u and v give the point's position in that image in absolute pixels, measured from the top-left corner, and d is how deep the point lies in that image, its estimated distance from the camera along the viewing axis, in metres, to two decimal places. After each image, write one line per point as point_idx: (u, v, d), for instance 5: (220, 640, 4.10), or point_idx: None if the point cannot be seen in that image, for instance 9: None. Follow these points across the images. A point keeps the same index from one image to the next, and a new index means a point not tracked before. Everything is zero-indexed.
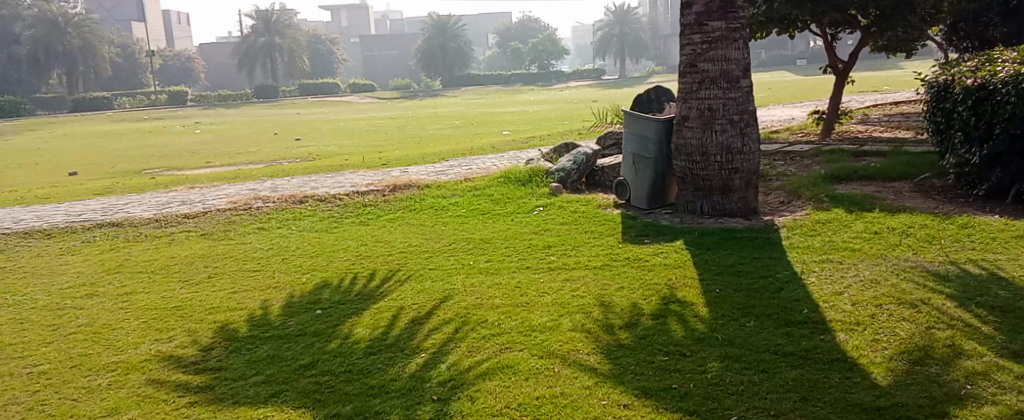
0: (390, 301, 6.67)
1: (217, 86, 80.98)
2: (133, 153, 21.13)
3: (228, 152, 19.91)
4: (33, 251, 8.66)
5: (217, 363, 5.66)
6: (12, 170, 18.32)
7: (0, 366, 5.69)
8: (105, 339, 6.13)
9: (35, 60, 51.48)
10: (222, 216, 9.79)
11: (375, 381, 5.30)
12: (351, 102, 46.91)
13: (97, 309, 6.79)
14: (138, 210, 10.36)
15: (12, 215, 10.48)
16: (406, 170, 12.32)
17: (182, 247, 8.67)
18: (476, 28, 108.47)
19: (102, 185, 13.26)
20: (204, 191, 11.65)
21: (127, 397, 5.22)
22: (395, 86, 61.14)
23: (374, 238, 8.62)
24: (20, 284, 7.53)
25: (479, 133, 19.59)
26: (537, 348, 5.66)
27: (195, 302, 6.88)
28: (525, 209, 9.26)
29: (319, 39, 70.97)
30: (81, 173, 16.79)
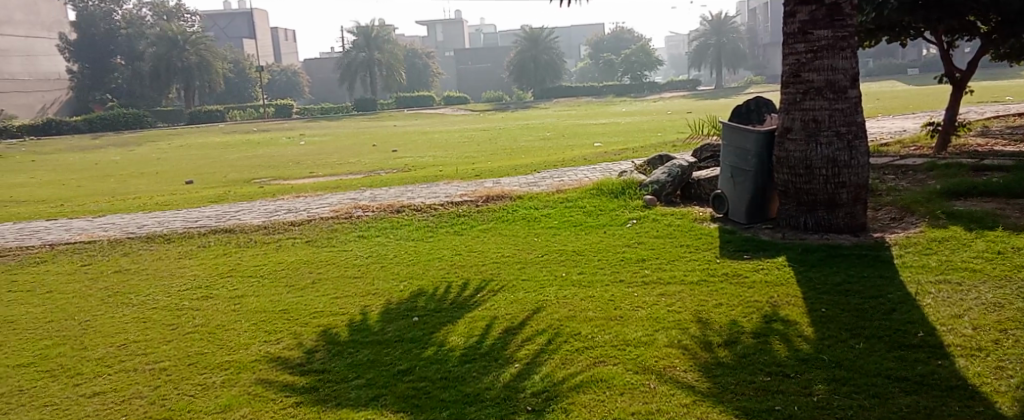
0: (485, 311, 6.72)
1: (319, 99, 83.97)
2: (243, 164, 22.12)
3: (329, 163, 20.57)
4: (155, 254, 9.16)
5: (320, 365, 5.84)
6: (134, 179, 19.48)
7: (125, 361, 6.03)
8: (219, 339, 6.42)
9: (156, 76, 54.55)
10: (325, 223, 10.11)
11: (470, 389, 5.34)
12: (446, 115, 47.71)
13: (211, 310, 7.12)
14: (248, 218, 10.82)
15: (135, 220, 11.13)
16: (499, 181, 12.43)
17: (288, 253, 9.00)
18: (570, 40, 108.48)
19: (214, 194, 13.92)
20: (307, 201, 12.06)
21: (238, 396, 5.44)
22: (489, 98, 61.82)
23: (469, 248, 8.71)
24: (143, 285, 7.98)
25: (572, 145, 19.54)
26: (633, 363, 5.58)
27: (299, 307, 7.12)
28: (618, 221, 9.17)
29: (416, 52, 72.57)
30: (195, 182, 17.68)
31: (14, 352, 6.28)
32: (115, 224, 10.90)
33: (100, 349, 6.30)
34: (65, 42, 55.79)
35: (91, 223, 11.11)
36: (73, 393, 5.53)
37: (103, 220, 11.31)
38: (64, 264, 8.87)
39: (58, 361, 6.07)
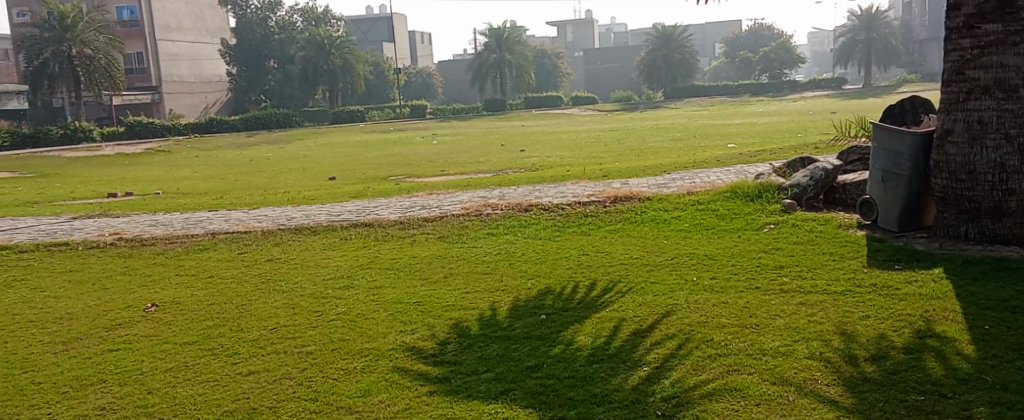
0: (613, 312, 6.67)
1: (452, 100, 86.07)
2: (379, 161, 23.00)
3: (460, 162, 21.09)
4: (302, 245, 9.70)
5: (452, 357, 5.99)
6: (280, 174, 20.66)
7: (277, 344, 6.40)
8: (360, 326, 6.71)
9: (305, 78, 57.77)
10: (456, 220, 10.34)
11: (598, 389, 5.32)
12: (574, 115, 47.80)
13: (352, 300, 7.45)
14: (385, 213, 11.23)
15: (283, 213, 11.77)
16: (628, 182, 12.30)
17: (423, 248, 9.28)
18: (704, 38, 105.94)
19: (354, 190, 14.57)
20: (439, 198, 12.38)
21: (377, 381, 5.66)
22: (618, 98, 61.35)
23: (597, 249, 8.67)
24: (292, 273, 8.45)
25: (704, 146, 19.11)
26: (769, 373, 5.38)
27: (433, 299, 7.33)
28: (754, 226, 8.88)
29: (546, 52, 73.00)
30: (337, 178, 18.55)
31: (180, 331, 6.80)
32: (266, 216, 11.57)
33: (255, 331, 6.72)
34: (226, 47, 59.63)
35: (246, 214, 11.85)
36: (231, 371, 5.92)
37: (256, 213, 12.05)
38: (224, 252, 9.51)
39: (219, 341, 6.52)
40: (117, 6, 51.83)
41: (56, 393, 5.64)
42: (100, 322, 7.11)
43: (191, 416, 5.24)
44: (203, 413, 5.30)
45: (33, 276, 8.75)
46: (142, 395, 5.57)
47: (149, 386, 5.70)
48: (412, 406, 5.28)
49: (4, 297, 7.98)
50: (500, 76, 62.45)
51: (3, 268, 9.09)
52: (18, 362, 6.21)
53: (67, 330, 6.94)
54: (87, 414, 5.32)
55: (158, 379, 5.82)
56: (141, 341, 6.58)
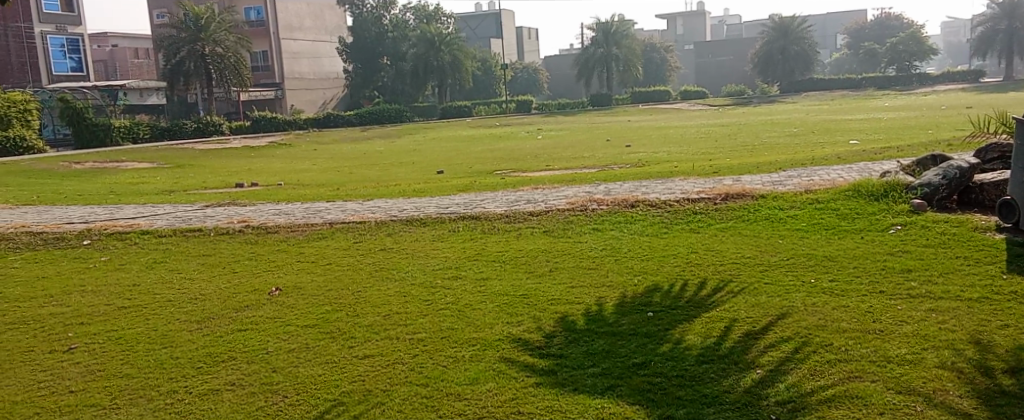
0: (724, 311, 6.51)
1: (557, 95, 86.17)
2: (486, 156, 23.29)
3: (566, 156, 21.01)
4: (413, 236, 9.93)
5: (558, 350, 5.98)
6: (391, 167, 21.23)
7: (390, 330, 6.58)
8: (468, 316, 6.81)
9: (416, 74, 59.12)
10: (561, 215, 10.33)
11: (709, 390, 5.20)
12: (683, 109, 46.90)
13: (460, 290, 7.57)
14: (493, 206, 11.35)
15: (396, 205, 12.08)
16: (740, 179, 11.95)
17: (529, 241, 9.33)
18: (824, 29, 101.73)
19: (461, 183, 14.78)
20: (545, 192, 12.40)
21: (485, 370, 5.72)
22: (729, 92, 59.83)
23: (707, 247, 8.47)
24: (403, 263, 8.68)
25: (822, 142, 18.31)
26: (894, 382, 5.12)
27: (539, 292, 7.35)
28: (879, 227, 8.46)
29: (654, 46, 71.88)
30: (444, 172, 18.85)
31: (302, 314, 7.10)
32: (379, 207, 11.91)
33: (370, 317, 6.94)
34: (343, 45, 61.69)
35: (360, 205, 12.24)
36: (348, 354, 6.13)
37: (370, 204, 12.43)
38: (340, 241, 9.86)
39: (337, 325, 6.77)
40: (245, 7, 55.29)
41: (192, 368, 5.99)
42: (230, 303, 7.52)
43: (311, 395, 5.47)
44: (322, 392, 5.51)
45: (170, 258, 9.34)
46: (268, 373, 5.84)
47: (273, 365, 5.98)
48: (518, 396, 5.31)
49: (145, 278, 8.55)
50: (607, 70, 61.92)
51: (144, 251, 9.73)
52: (158, 338, 6.65)
53: (201, 309, 7.37)
54: (218, 388, 5.63)
55: (281, 358, 6.09)
56: (265, 323, 6.91)
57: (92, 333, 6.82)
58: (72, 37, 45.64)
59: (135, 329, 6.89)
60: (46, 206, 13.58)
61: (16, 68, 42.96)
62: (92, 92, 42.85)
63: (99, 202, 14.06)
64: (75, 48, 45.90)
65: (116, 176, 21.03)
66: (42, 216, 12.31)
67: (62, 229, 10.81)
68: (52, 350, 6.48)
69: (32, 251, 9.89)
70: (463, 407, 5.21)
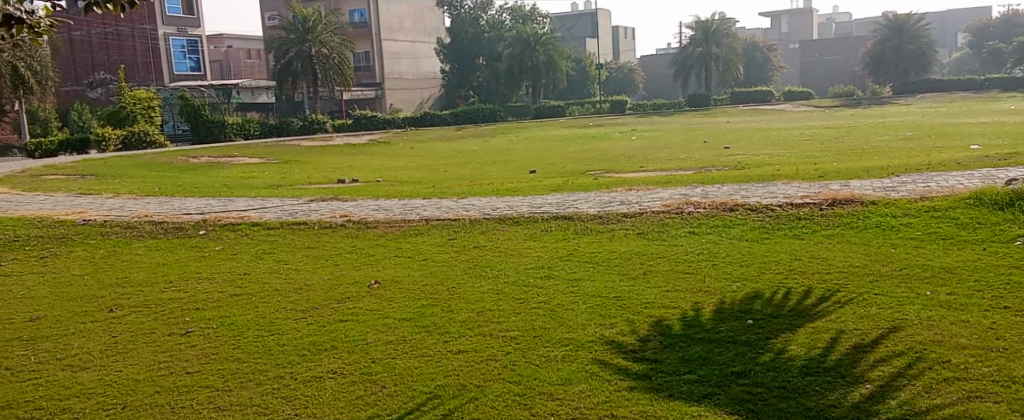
0: (830, 322, 6.24)
1: (652, 95, 85.14)
2: (580, 155, 23.19)
3: (661, 158, 20.62)
4: (506, 234, 9.96)
5: (652, 355, 5.86)
6: (486, 166, 21.41)
7: (483, 326, 6.61)
8: (561, 316, 6.76)
9: (511, 73, 59.49)
10: (656, 217, 10.14)
11: (813, 403, 5.00)
12: (786, 111, 45.39)
13: (553, 290, 7.53)
14: (586, 207, 11.26)
15: (489, 203, 12.14)
16: (848, 184, 11.45)
17: (623, 243, 9.20)
18: (942, 27, 96.56)
19: (555, 183, 14.71)
20: (640, 194, 12.19)
21: (577, 371, 5.66)
22: (837, 93, 57.60)
23: (811, 254, 8.15)
24: (496, 260, 8.72)
25: (940, 147, 17.35)
26: (1019, 405, 4.77)
27: (632, 295, 7.23)
28: (1003, 238, 7.94)
29: (757, 45, 69.92)
30: (538, 172, 18.85)
31: (399, 307, 7.23)
32: (474, 206, 12.01)
33: (464, 312, 6.99)
34: (440, 45, 62.68)
35: (455, 203, 12.35)
36: (443, 348, 6.19)
37: (464, 201, 12.55)
38: (435, 237, 10.00)
39: (432, 320, 6.84)
40: (349, 9, 57.00)
41: (296, 355, 6.18)
42: (332, 294, 7.74)
43: (408, 386, 5.54)
44: (418, 384, 5.59)
45: (277, 250, 9.68)
46: (367, 363, 5.97)
47: (372, 355, 6.10)
48: (612, 399, 5.22)
49: (254, 267, 8.90)
50: (706, 70, 60.63)
51: (254, 242, 10.12)
52: (266, 325, 6.88)
53: (305, 299, 7.60)
54: (321, 376, 5.78)
55: (380, 349, 6.21)
56: (365, 314, 7.07)
57: (206, 318, 7.13)
58: (192, 39, 47.75)
59: (244, 316, 7.16)
60: (165, 198, 14.31)
61: (140, 68, 45.84)
62: (208, 91, 45.11)
63: (213, 195, 14.72)
64: (194, 50, 47.90)
65: (227, 170, 22.04)
66: (161, 207, 12.98)
67: (180, 219, 11.40)
68: (169, 333, 6.78)
69: (153, 239, 10.40)
70: (556, 407, 5.16)
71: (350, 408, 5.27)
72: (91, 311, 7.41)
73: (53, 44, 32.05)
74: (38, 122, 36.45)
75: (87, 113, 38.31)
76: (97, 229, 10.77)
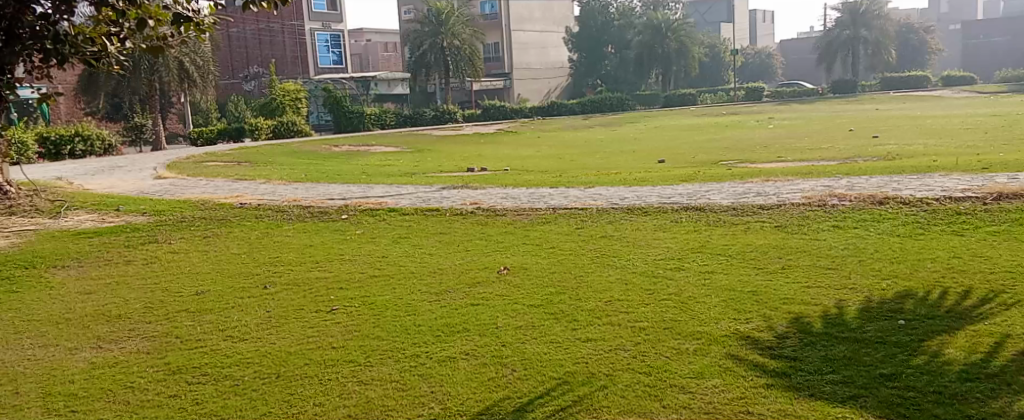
0: (994, 325, 5.75)
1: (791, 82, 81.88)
2: (715, 145, 22.57)
3: (801, 148, 19.73)
4: (635, 224, 9.80)
5: (791, 352, 5.60)
6: (617, 155, 21.20)
7: (612, 316, 6.53)
8: (692, 309, 6.58)
9: (642, 61, 58.67)
10: (797, 210, 9.70)
11: (973, 411, 4.63)
12: (943, 97, 42.35)
13: (684, 282, 7.35)
14: (719, 197, 10.94)
15: (619, 193, 12.01)
16: (1018, 176, 10.53)
17: (758, 236, 8.85)
18: None
19: (687, 173, 14.38)
20: (778, 185, 11.71)
21: (710, 365, 5.49)
22: (1003, 77, 53.18)
23: (972, 252, 7.55)
24: (625, 250, 8.61)
25: None
26: None
27: (769, 289, 6.95)
28: None
29: (912, 27, 65.53)
30: (667, 161, 18.49)
31: (528, 294, 7.27)
32: (602, 195, 11.90)
33: (592, 301, 6.94)
34: (570, 34, 62.57)
35: (583, 193, 12.30)
36: (572, 336, 6.16)
37: (593, 191, 12.46)
38: (564, 226, 9.99)
39: (560, 307, 6.83)
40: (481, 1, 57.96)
41: (432, 335, 6.33)
42: (463, 278, 7.88)
43: (538, 371, 5.55)
44: (548, 370, 5.58)
45: (412, 234, 9.96)
46: (498, 346, 6.03)
47: (502, 339, 6.15)
48: (748, 395, 5.03)
49: (391, 250, 9.20)
50: (853, 55, 57.47)
51: (390, 227, 10.46)
52: (403, 306, 7.08)
53: (439, 283, 7.79)
54: (455, 356, 5.89)
55: (511, 334, 6.26)
56: (496, 299, 7.15)
57: (350, 297, 7.42)
58: (335, 33, 50.46)
59: (384, 296, 7.41)
60: (310, 184, 15.04)
61: (289, 62, 48.62)
62: (349, 83, 47.08)
63: (352, 181, 15.36)
64: (337, 43, 50.49)
65: (366, 159, 22.96)
66: (308, 192, 13.63)
67: (324, 204, 11.97)
68: (317, 310, 7.10)
69: (301, 222, 10.94)
70: (689, 400, 5.01)
71: (483, 389, 5.32)
72: (247, 287, 7.87)
73: (213, 39, 34.42)
74: (199, 113, 39.15)
75: (241, 104, 40.78)
76: (252, 212, 11.44)
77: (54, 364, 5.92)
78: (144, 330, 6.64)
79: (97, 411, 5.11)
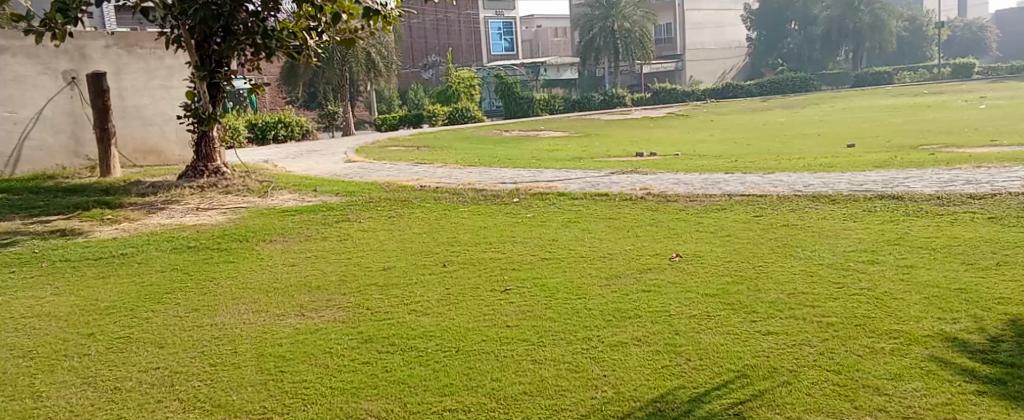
0: None
1: (1007, 56, 74.64)
2: (915, 128, 20.95)
3: (1017, 130, 17.91)
4: (822, 213, 9.27)
5: (1007, 358, 5.10)
6: (801, 140, 20.14)
7: (797, 309, 6.21)
8: (887, 305, 6.14)
9: (829, 39, 55.71)
10: (1015, 200, 8.78)
11: None
12: None
13: (878, 276, 6.87)
14: (919, 185, 10.12)
15: (802, 179, 11.42)
16: None
17: (967, 228, 8.10)
18: None
19: (881, 158, 13.43)
20: (991, 172, 10.67)
21: (910, 368, 5.09)
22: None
23: None
24: (810, 241, 8.16)
25: None
26: None
27: (980, 288, 6.34)
28: None
29: None
30: (857, 146, 17.31)
31: (703, 282, 7.08)
32: (783, 181, 11.36)
33: (773, 293, 6.64)
34: (748, 12, 59.98)
35: (762, 179, 11.80)
36: (751, 328, 5.93)
37: (772, 177, 11.90)
38: (741, 213, 9.61)
39: (738, 297, 6.61)
40: None
41: (602, 319, 6.32)
42: (636, 264, 7.80)
43: (715, 363, 5.40)
44: (725, 361, 5.41)
45: (583, 219, 9.99)
46: (671, 334, 5.92)
47: (676, 328, 6.04)
48: (956, 402, 4.63)
49: (562, 234, 9.28)
50: None
51: (561, 211, 10.53)
52: (574, 289, 7.13)
53: (610, 268, 7.75)
54: (626, 342, 5.84)
55: (685, 323, 6.13)
56: (669, 286, 7.02)
57: (521, 278, 7.57)
58: (507, 21, 52.44)
59: (555, 278, 7.49)
60: (483, 168, 15.45)
61: (465, 50, 50.33)
62: (520, 69, 48.03)
63: (525, 166, 15.61)
64: (508, 31, 52.69)
65: (538, 143, 23.30)
66: (482, 176, 14.03)
67: (497, 187, 12.29)
68: (492, 289, 7.29)
69: (476, 204, 11.26)
70: (884, 403, 4.68)
71: (657, 377, 5.25)
72: (428, 265, 8.23)
73: (396, 30, 36.18)
74: (383, 100, 41.50)
75: (420, 92, 42.58)
76: (431, 195, 11.91)
77: (265, 328, 6.47)
78: (340, 301, 7.13)
79: (302, 373, 5.52)
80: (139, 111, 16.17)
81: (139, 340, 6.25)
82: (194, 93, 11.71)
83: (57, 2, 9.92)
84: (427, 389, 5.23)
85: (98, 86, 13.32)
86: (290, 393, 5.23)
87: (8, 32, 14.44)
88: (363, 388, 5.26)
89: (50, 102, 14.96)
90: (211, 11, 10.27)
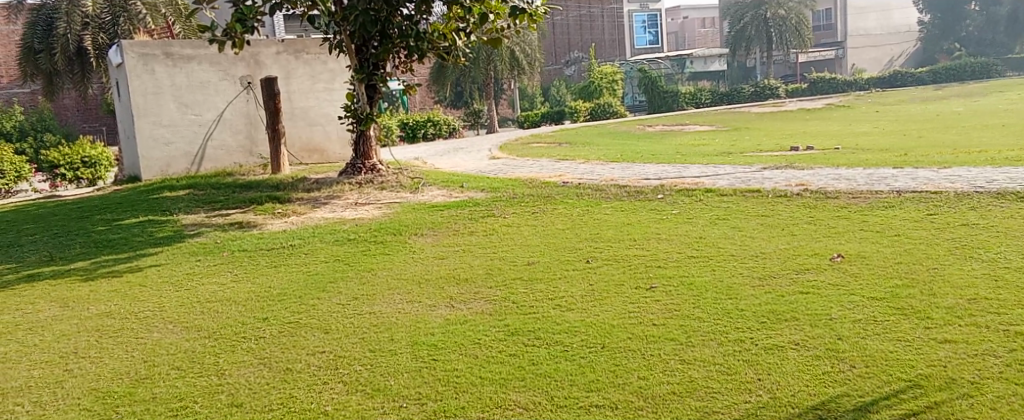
0: None
1: None
2: None
3: None
4: (1008, 211, 8.49)
5: None
6: (981, 131, 18.56)
7: (979, 317, 5.72)
8: None
9: None
10: None
11: None
12: None
13: None
14: None
15: (980, 175, 10.51)
16: None
17: None
18: None
19: None
20: None
21: None
22: None
23: None
24: (995, 242, 7.49)
25: None
26: None
27: None
28: None
29: None
30: None
31: (868, 285, 6.65)
32: (960, 177, 10.50)
33: (949, 298, 6.15)
34: None
35: (935, 174, 10.93)
36: (923, 335, 5.52)
37: (947, 172, 11.02)
38: (912, 212, 8.93)
39: (909, 302, 6.17)
40: None
41: (755, 321, 6.08)
42: (791, 264, 7.45)
43: (883, 370, 5.05)
44: (896, 370, 5.06)
45: (732, 216, 9.65)
46: (833, 339, 5.61)
47: (839, 332, 5.71)
48: None
49: (710, 232, 9.01)
50: None
51: (709, 208, 10.22)
52: (724, 289, 6.90)
53: (763, 267, 7.45)
54: (783, 345, 5.59)
55: (848, 327, 5.79)
56: (828, 288, 6.65)
57: (667, 276, 7.42)
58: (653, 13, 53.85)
59: (704, 277, 7.29)
60: (629, 164, 15.29)
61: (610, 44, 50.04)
62: (664, 63, 47.21)
63: (671, 161, 15.30)
64: (654, 23, 54.03)
65: (685, 138, 22.81)
66: (625, 172, 13.88)
67: (642, 183, 12.12)
68: (637, 286, 7.19)
69: (620, 201, 11.14)
70: None
71: (818, 383, 4.98)
72: (573, 260, 8.24)
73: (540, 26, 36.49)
74: (526, 97, 42.01)
75: (562, 88, 42.81)
76: (574, 191, 11.90)
77: (418, 317, 6.71)
78: (487, 294, 7.27)
79: (453, 361, 5.68)
80: (305, 113, 17.20)
81: (306, 325, 6.65)
82: (355, 94, 12.31)
83: (236, 13, 10.68)
84: (574, 383, 5.23)
85: (271, 88, 14.30)
86: (443, 380, 5.38)
87: (195, 42, 15.76)
88: (511, 379, 5.34)
89: (229, 105, 16.23)
90: (371, 16, 10.64)
